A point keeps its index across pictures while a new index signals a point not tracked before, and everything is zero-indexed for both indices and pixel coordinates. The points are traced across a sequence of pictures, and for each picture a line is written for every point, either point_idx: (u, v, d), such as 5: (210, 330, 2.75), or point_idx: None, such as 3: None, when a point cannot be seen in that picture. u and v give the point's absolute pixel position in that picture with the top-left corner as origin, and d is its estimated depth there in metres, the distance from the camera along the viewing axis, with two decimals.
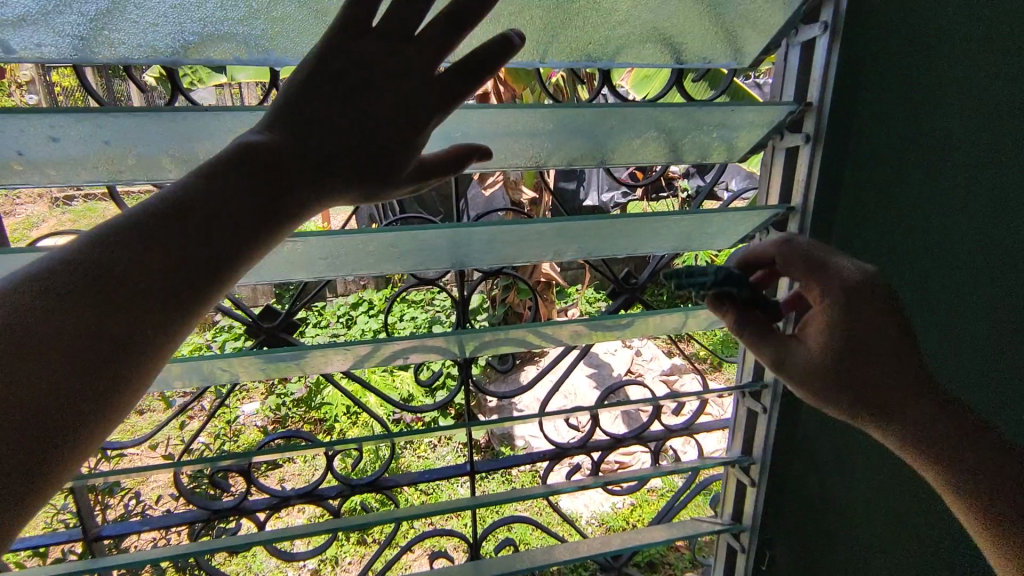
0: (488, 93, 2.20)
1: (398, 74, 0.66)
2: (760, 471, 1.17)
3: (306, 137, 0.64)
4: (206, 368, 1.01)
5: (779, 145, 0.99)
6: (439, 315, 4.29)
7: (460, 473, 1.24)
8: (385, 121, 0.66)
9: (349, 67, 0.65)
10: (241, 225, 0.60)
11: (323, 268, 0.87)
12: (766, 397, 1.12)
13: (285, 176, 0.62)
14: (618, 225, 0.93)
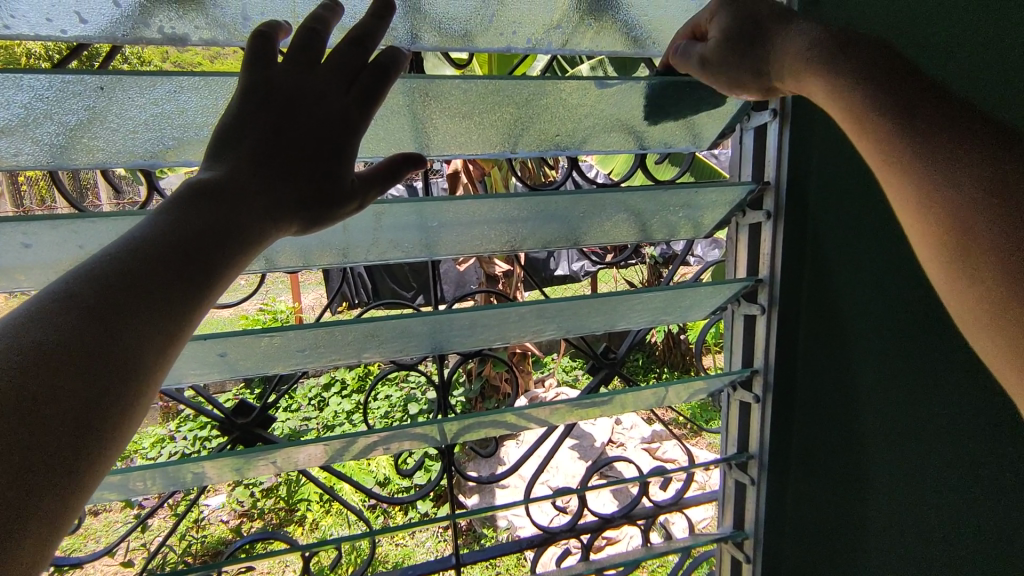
0: (459, 173, 2.27)
1: (340, 160, 0.69)
2: (754, 545, 1.14)
3: (263, 187, 0.64)
4: (174, 472, 0.97)
5: (742, 222, 1.04)
6: (414, 390, 4.21)
7: (446, 567, 1.17)
8: (316, 195, 0.68)
9: (289, 141, 0.67)
10: (232, 230, 0.59)
11: (303, 360, 0.86)
12: (754, 468, 1.11)
13: (244, 207, 0.61)
14: (594, 304, 0.95)
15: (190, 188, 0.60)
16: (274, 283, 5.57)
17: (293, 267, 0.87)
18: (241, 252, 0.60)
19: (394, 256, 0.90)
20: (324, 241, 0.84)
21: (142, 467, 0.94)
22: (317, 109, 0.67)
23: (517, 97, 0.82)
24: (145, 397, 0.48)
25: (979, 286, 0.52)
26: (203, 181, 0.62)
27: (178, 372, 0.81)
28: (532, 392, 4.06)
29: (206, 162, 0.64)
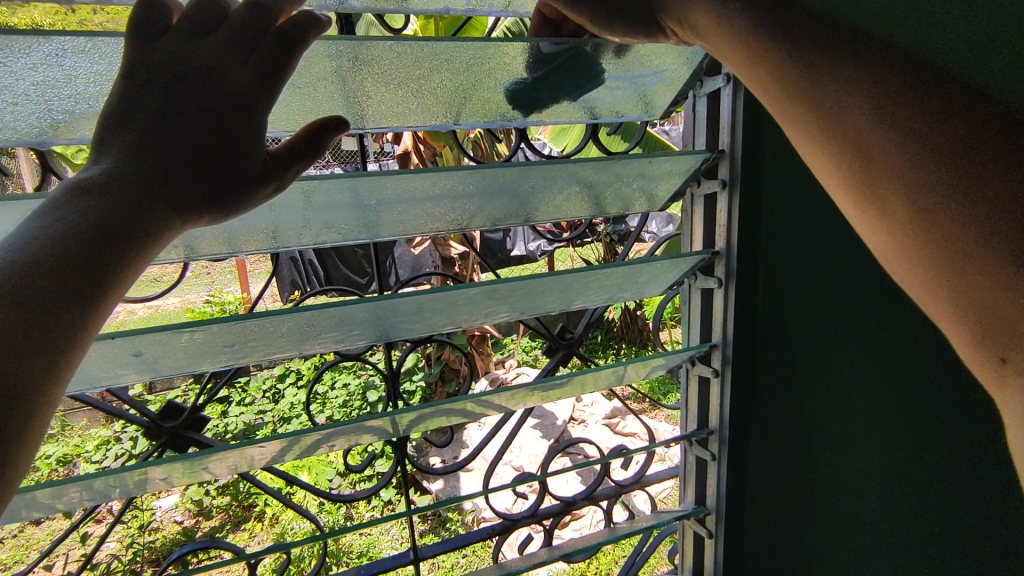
0: (408, 153, 2.19)
1: (246, 139, 0.61)
2: (717, 519, 1.14)
3: (160, 178, 0.57)
4: (99, 484, 0.88)
5: (697, 192, 1.01)
6: (372, 378, 4.12)
7: (404, 563, 1.12)
8: (223, 180, 0.60)
9: (183, 120, 0.59)
10: (126, 230, 0.52)
11: (234, 356, 0.78)
12: (715, 443, 1.10)
13: (142, 202, 0.54)
14: (548, 283, 0.90)
15: (70, 186, 0.52)
16: (221, 273, 5.34)
17: (218, 255, 0.79)
18: (140, 254, 0.52)
19: (331, 239, 0.83)
20: (250, 224, 0.76)
21: (59, 482, 0.85)
22: (216, 84, 0.60)
23: (457, 61, 0.76)
24: (31, 429, 0.42)
25: (889, 214, 0.52)
26: (87, 178, 0.54)
27: (89, 377, 0.72)
28: (492, 374, 4.04)
29: (92, 157, 0.56)
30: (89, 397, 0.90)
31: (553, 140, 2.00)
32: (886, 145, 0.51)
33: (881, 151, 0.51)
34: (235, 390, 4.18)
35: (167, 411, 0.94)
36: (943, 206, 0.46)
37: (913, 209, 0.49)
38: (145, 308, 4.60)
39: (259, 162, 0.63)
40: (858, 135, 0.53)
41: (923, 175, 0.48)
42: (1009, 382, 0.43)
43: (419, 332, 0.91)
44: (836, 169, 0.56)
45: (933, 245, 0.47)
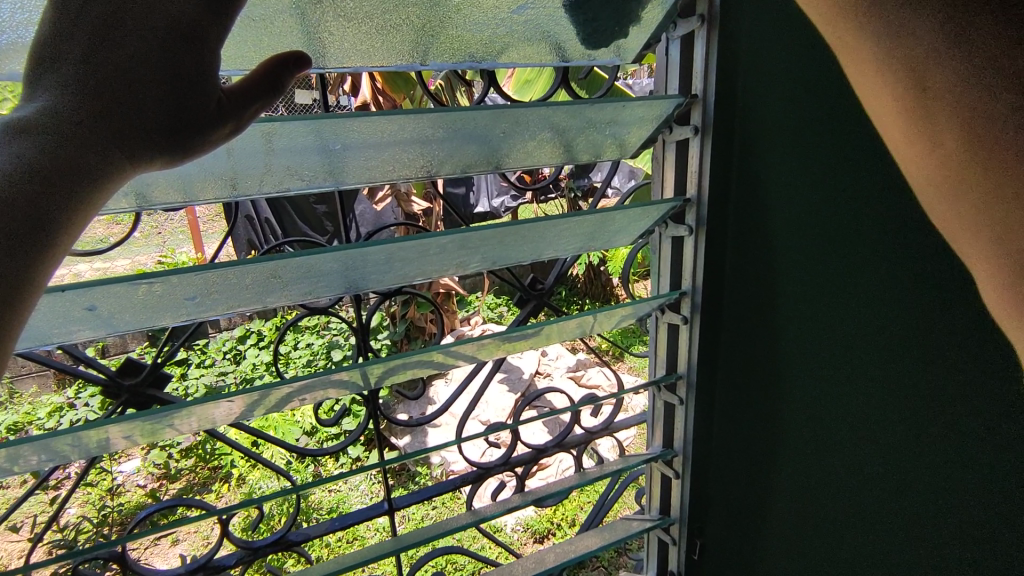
0: (368, 104, 2.11)
1: (197, 74, 0.57)
2: (683, 461, 1.18)
3: (102, 116, 0.52)
4: (57, 445, 0.85)
5: (668, 139, 1.01)
6: (335, 337, 4.07)
7: (379, 514, 1.12)
8: (174, 119, 0.56)
9: (127, 51, 0.54)
10: (69, 174, 0.48)
11: (196, 310, 0.75)
12: (682, 389, 1.13)
13: (86, 144, 0.50)
14: (520, 232, 0.89)
15: (1, 126, 0.47)
16: (172, 233, 5.12)
17: (173, 204, 0.74)
18: (87, 201, 0.49)
19: (295, 186, 0.79)
20: (207, 171, 0.72)
21: (13, 445, 0.81)
22: (160, 13, 0.55)
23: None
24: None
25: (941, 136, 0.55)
26: (21, 116, 0.49)
27: (39, 333, 0.68)
28: (457, 331, 4.05)
29: (27, 93, 0.51)
30: (39, 356, 0.86)
31: (517, 91, 1.96)
32: (948, 77, 0.54)
33: (942, 86, 0.54)
34: (193, 352, 4.07)
35: (125, 369, 0.91)
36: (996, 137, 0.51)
37: (965, 140, 0.53)
38: (91, 270, 4.40)
39: (213, 99, 0.58)
40: (920, 62, 0.55)
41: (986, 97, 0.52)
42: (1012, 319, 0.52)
43: (389, 283, 0.89)
44: (895, 100, 0.58)
45: (984, 173, 0.52)
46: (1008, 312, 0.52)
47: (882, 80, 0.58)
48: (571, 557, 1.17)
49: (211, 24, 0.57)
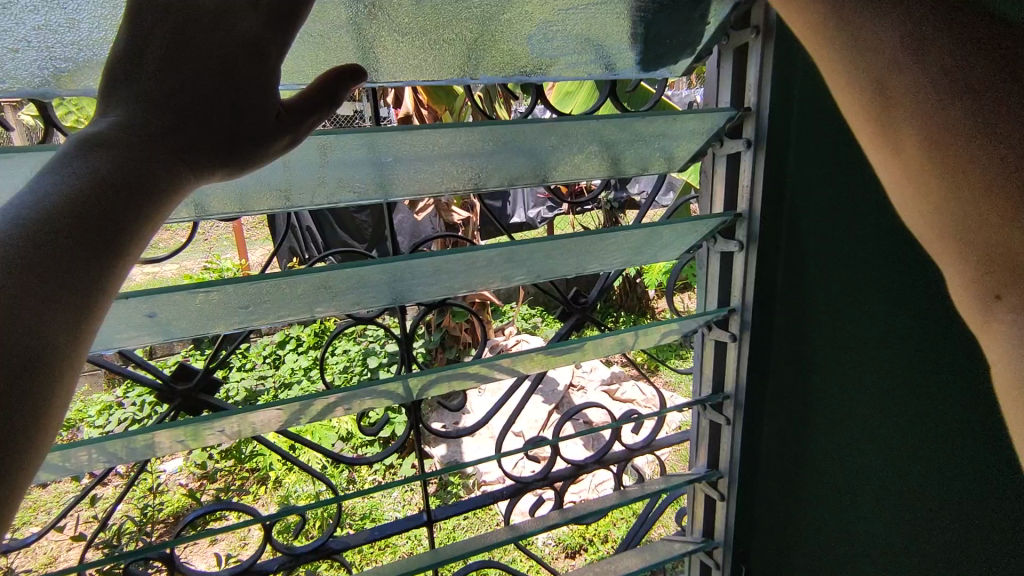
0: (411, 115, 2.15)
1: (259, 89, 0.59)
2: (729, 483, 1.14)
3: (169, 130, 0.54)
4: (111, 446, 0.87)
5: (718, 153, 0.98)
6: (372, 345, 4.12)
7: (417, 526, 1.11)
8: (234, 133, 0.58)
9: (193, 65, 0.56)
10: (139, 187, 0.49)
11: (248, 317, 0.77)
12: (729, 408, 1.10)
13: (154, 157, 0.51)
14: (566, 246, 0.88)
15: (78, 141, 0.50)
16: (218, 240, 5.29)
17: (229, 214, 0.76)
18: (157, 208, 0.50)
19: (345, 198, 0.81)
20: (264, 182, 0.73)
21: (69, 445, 0.83)
22: (225, 29, 0.57)
23: (476, 10, 0.72)
24: (56, 392, 0.41)
25: (902, 147, 0.57)
26: (95, 131, 0.51)
27: (101, 338, 0.70)
28: (492, 342, 4.05)
29: (101, 108, 0.54)
30: (95, 359, 0.88)
31: (558, 103, 1.96)
32: (910, 86, 0.56)
33: (905, 93, 0.57)
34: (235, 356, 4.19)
35: (177, 374, 0.92)
36: (954, 145, 0.53)
37: (928, 146, 0.55)
38: (141, 274, 4.58)
39: (271, 112, 0.60)
40: (887, 76, 0.58)
41: (949, 110, 0.54)
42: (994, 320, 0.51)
43: (434, 295, 0.90)
44: (860, 108, 0.60)
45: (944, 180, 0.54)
46: (973, 305, 0.53)
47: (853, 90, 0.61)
48: None
49: (271, 41, 0.59)
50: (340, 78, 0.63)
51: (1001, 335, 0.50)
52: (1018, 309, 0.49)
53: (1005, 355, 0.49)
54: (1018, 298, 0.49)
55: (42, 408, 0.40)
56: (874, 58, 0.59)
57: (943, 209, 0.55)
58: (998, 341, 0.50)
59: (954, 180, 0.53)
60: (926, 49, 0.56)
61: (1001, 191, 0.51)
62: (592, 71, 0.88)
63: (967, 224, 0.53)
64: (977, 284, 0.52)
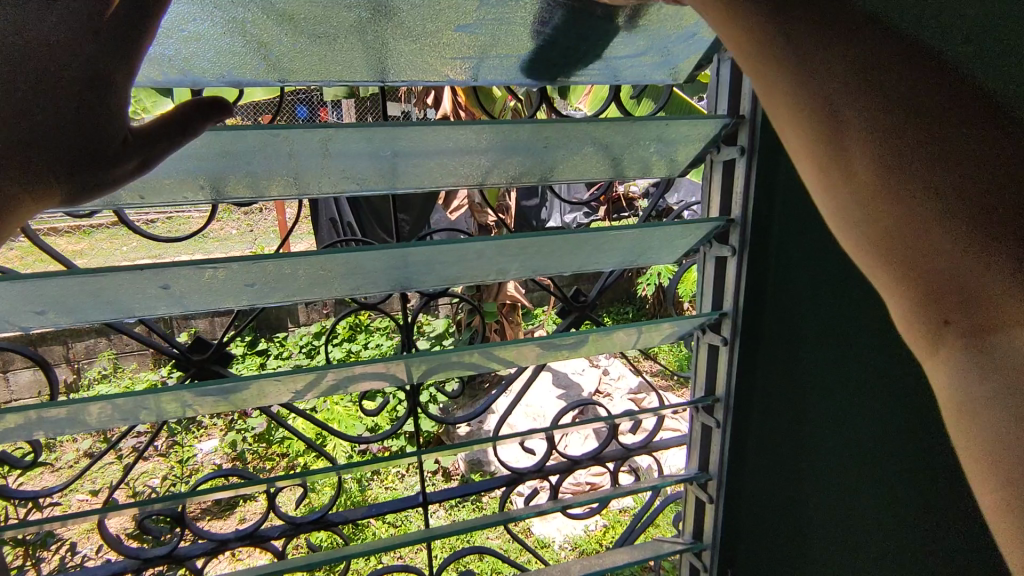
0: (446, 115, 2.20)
1: (100, 113, 0.51)
2: (720, 486, 1.15)
3: (103, 72, 0.51)
4: (127, 407, 0.93)
5: (717, 159, 1.00)
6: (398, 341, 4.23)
7: (411, 506, 1.14)
8: (86, 154, 0.51)
9: (35, 59, 0.46)
10: (60, 140, 0.48)
11: (256, 295, 0.83)
12: (719, 411, 1.11)
13: (78, 103, 0.49)
14: (557, 241, 0.91)
15: None
16: (262, 233, 5.50)
17: (242, 198, 0.83)
18: (16, 207, 0.46)
19: (351, 189, 0.86)
20: (273, 170, 0.80)
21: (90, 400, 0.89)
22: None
23: (472, 18, 0.77)
24: None
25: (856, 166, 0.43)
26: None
27: (121, 305, 0.77)
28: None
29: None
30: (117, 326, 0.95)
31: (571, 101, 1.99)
32: (850, 93, 0.45)
33: (844, 100, 0.44)
34: (270, 344, 4.35)
35: (196, 344, 0.99)
36: (908, 174, 0.41)
37: (875, 172, 0.42)
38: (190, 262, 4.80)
39: (118, 138, 0.54)
40: (815, 68, 0.46)
41: (896, 132, 0.42)
42: (944, 354, 0.40)
43: (434, 283, 0.94)
44: (793, 101, 0.47)
45: (908, 218, 0.40)
46: (916, 339, 0.41)
47: (771, 95, 0.48)
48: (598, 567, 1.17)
49: None
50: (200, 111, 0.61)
51: (949, 365, 0.39)
52: (971, 335, 0.38)
53: (955, 389, 0.39)
54: (971, 323, 0.38)
55: None
56: (798, 67, 0.47)
57: (894, 239, 0.41)
58: (950, 387, 0.39)
59: (939, 205, 0.40)
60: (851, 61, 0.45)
61: (956, 221, 0.39)
62: (593, 78, 0.91)
63: (913, 262, 0.40)
64: (915, 315, 0.40)
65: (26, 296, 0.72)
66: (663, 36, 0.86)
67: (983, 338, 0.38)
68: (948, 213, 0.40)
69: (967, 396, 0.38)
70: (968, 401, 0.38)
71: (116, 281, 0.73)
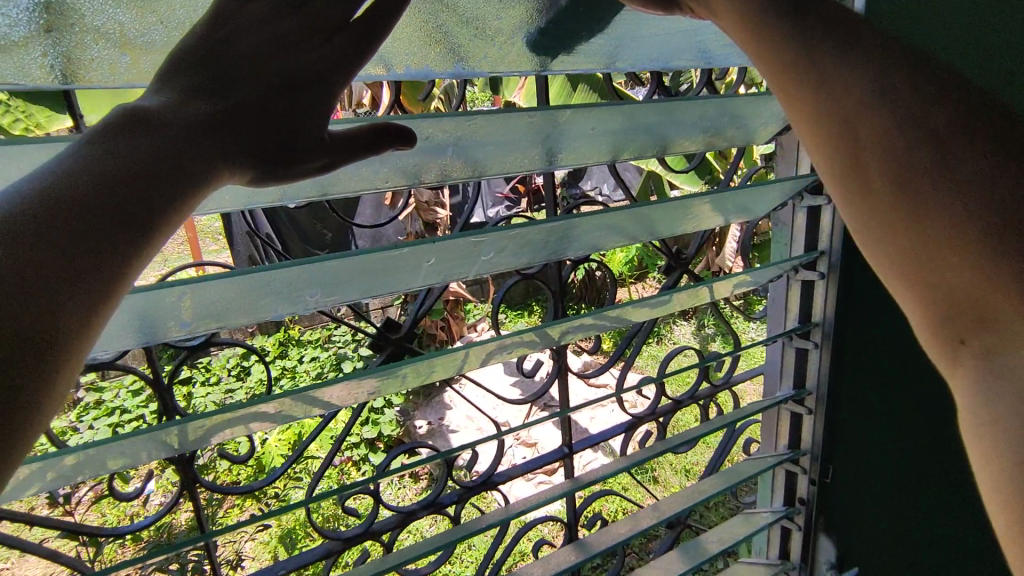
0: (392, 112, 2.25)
1: (310, 114, 0.62)
2: (817, 399, 1.26)
3: (242, 111, 0.58)
4: (323, 399, 0.93)
5: (803, 127, 1.19)
6: (348, 349, 4.16)
7: (559, 458, 1.23)
8: (263, 151, 0.59)
9: (243, 86, 0.58)
10: (190, 165, 0.52)
11: (480, 266, 0.92)
12: (818, 334, 1.22)
13: (209, 141, 0.54)
14: (698, 205, 1.10)
15: (121, 113, 0.51)
16: (177, 257, 5.16)
17: (438, 183, 0.92)
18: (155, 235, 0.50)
19: (517, 170, 0.98)
20: (468, 155, 0.92)
21: (291, 393, 0.89)
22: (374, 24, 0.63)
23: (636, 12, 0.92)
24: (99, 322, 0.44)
25: (890, 203, 0.55)
26: (140, 106, 0.53)
27: (377, 284, 0.84)
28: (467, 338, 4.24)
29: (152, 87, 0.56)
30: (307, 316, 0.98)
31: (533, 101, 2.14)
32: (881, 134, 0.56)
33: (875, 144, 0.56)
34: (200, 370, 4.08)
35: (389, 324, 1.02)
36: (932, 208, 0.52)
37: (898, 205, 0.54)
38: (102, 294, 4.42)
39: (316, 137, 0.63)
40: (856, 126, 0.58)
41: (914, 172, 0.54)
42: (958, 363, 0.49)
43: (584, 248, 1.07)
44: (830, 157, 0.60)
45: (931, 249, 0.52)
46: (937, 348, 0.52)
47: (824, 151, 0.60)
48: (712, 487, 1.31)
49: None
50: (392, 130, 0.66)
51: (960, 377, 0.49)
52: (978, 352, 0.48)
53: (968, 397, 0.48)
54: (979, 344, 0.48)
55: (79, 343, 0.43)
56: (841, 114, 0.59)
57: (917, 274, 0.53)
58: (962, 390, 0.48)
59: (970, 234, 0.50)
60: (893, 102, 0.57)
61: (979, 249, 0.49)
62: (693, 65, 1.09)
63: (935, 286, 0.51)
64: (942, 324, 0.51)
65: (297, 282, 0.77)
66: None
67: (988, 356, 0.47)
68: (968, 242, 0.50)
69: (972, 406, 0.47)
70: (970, 411, 0.47)
71: (395, 257, 0.81)
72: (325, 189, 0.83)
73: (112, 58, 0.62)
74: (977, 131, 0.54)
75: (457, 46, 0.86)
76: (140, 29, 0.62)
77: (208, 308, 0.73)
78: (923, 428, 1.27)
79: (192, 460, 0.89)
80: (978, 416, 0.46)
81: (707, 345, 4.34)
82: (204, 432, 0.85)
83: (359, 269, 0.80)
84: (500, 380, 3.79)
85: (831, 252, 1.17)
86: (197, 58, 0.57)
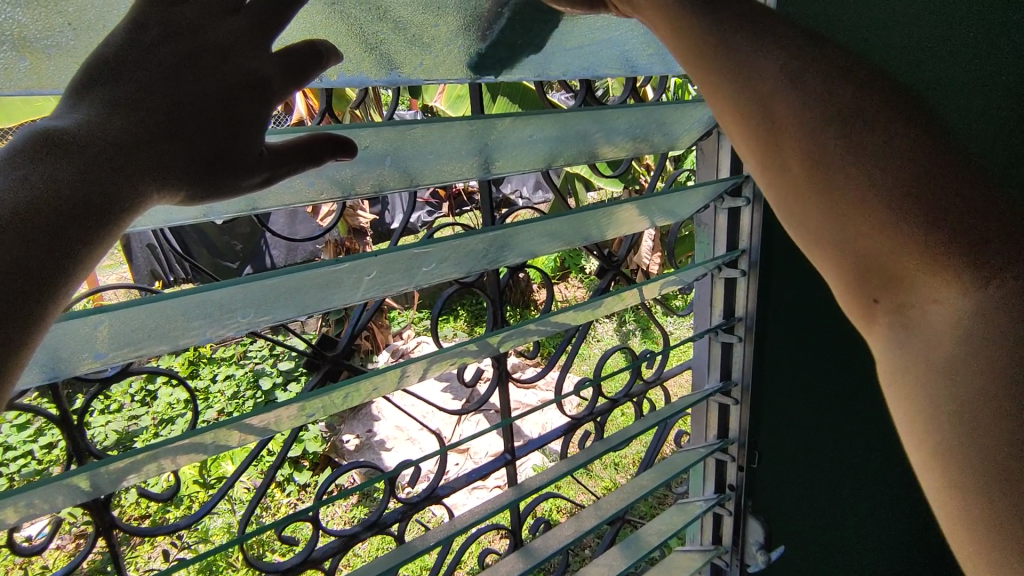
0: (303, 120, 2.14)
1: (246, 124, 0.58)
2: (742, 389, 1.33)
3: (168, 128, 0.54)
4: (257, 424, 0.87)
5: (721, 133, 1.25)
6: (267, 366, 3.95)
7: (502, 465, 1.21)
8: (205, 168, 0.56)
9: (173, 99, 0.55)
10: (116, 188, 0.50)
11: (420, 276, 0.90)
12: (741, 329, 1.29)
13: (134, 161, 0.52)
14: (629, 208, 1.13)
15: (33, 137, 0.49)
16: None
17: (373, 193, 0.89)
18: (80, 264, 0.48)
19: (452, 178, 0.97)
20: (404, 163, 0.89)
21: (221, 423, 0.82)
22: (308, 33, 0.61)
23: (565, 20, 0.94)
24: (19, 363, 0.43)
25: (798, 178, 0.61)
26: (54, 128, 0.50)
27: (313, 300, 0.80)
28: (391, 346, 4.14)
29: (66, 104, 0.52)
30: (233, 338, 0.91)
31: None
32: (795, 114, 0.60)
33: (789, 124, 0.61)
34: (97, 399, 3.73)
35: (322, 341, 0.97)
36: (841, 186, 0.57)
37: (812, 179, 0.59)
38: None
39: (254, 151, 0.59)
40: (771, 105, 0.62)
41: (823, 150, 0.58)
42: (875, 317, 0.58)
43: (521, 254, 1.07)
44: (750, 137, 0.64)
45: (838, 219, 0.58)
46: (854, 303, 0.60)
47: (746, 132, 0.64)
48: (650, 482, 1.36)
49: None
50: (332, 143, 0.64)
51: (878, 330, 0.58)
52: (891, 311, 0.56)
53: (886, 354, 0.57)
54: (890, 302, 0.56)
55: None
56: (759, 95, 0.63)
57: (828, 241, 0.60)
58: (879, 341, 0.58)
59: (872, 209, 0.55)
60: (801, 84, 0.61)
61: (883, 223, 0.55)
62: (619, 74, 1.13)
63: (841, 251, 0.59)
64: (856, 285, 0.59)
65: (231, 303, 0.72)
66: (675, 40, 1.11)
67: (899, 312, 0.56)
68: (871, 219, 0.55)
69: (889, 355, 0.56)
70: (890, 361, 0.56)
71: (332, 274, 0.78)
72: (253, 204, 0.78)
73: (8, 61, 0.55)
74: (888, 111, 0.58)
75: (389, 53, 0.85)
76: (40, 34, 0.55)
77: (126, 336, 0.66)
78: (838, 409, 1.37)
79: (107, 502, 0.80)
80: (893, 359, 0.56)
81: (628, 340, 4.46)
82: (120, 472, 0.77)
83: (297, 287, 0.76)
84: (429, 387, 3.73)
85: (751, 250, 1.24)
86: (118, 70, 0.54)
